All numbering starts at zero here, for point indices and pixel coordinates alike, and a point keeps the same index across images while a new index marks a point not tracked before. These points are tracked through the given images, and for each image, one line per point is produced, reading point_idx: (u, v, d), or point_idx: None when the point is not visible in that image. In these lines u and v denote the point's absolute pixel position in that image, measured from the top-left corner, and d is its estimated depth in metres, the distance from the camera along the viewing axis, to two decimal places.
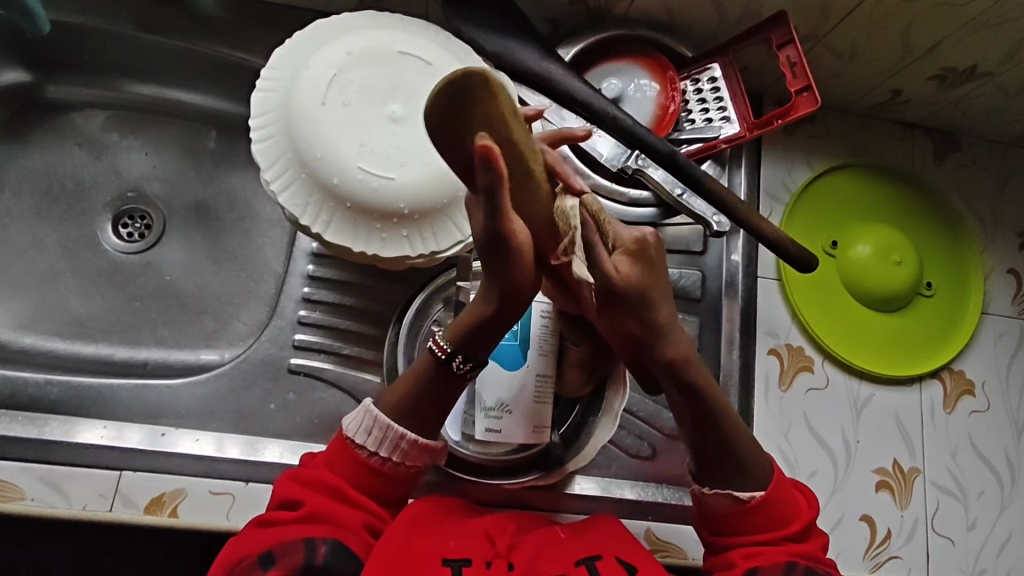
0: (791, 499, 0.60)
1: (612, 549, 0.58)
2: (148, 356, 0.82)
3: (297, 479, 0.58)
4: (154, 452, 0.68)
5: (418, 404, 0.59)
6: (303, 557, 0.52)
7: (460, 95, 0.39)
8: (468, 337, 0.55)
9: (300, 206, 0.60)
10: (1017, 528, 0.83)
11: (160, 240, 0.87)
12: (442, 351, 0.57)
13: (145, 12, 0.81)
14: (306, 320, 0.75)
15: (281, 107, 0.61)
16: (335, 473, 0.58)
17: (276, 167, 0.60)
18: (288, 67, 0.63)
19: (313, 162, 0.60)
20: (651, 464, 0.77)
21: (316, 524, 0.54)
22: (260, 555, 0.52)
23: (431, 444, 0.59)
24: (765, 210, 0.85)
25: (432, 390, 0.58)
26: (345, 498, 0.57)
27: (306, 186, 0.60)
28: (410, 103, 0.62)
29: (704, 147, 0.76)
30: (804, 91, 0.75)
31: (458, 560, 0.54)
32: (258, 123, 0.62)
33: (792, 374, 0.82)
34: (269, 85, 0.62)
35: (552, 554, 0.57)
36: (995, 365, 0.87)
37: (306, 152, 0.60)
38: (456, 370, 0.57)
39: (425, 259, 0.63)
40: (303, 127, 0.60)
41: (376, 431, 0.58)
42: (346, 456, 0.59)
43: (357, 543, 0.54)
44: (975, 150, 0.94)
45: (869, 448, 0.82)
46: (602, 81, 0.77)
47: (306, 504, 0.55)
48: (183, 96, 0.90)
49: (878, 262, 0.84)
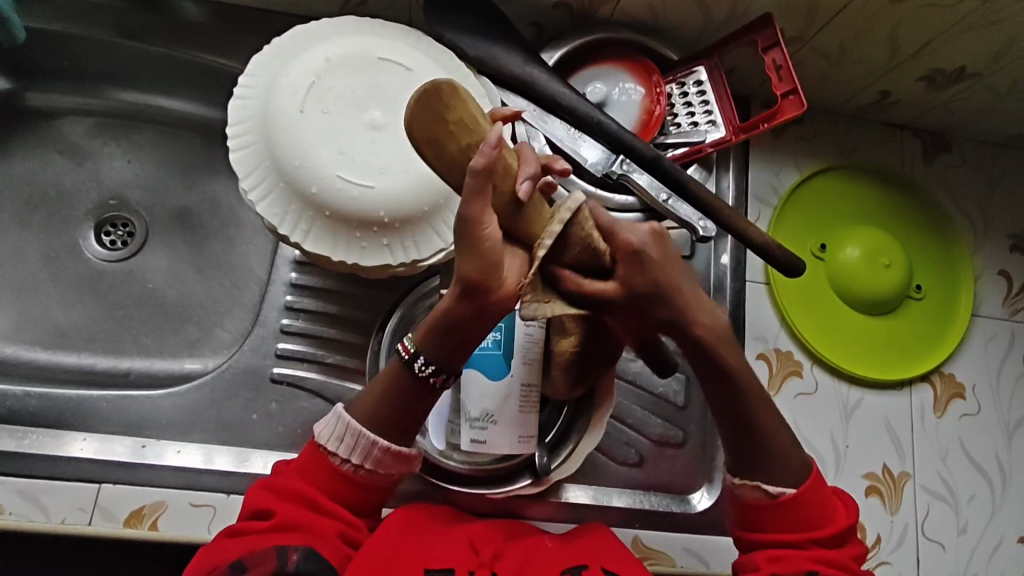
0: (827, 505, 0.59)
1: (598, 560, 0.58)
2: (131, 365, 0.81)
3: (270, 487, 0.57)
4: (135, 465, 0.67)
5: (388, 413, 0.57)
6: (276, 566, 0.51)
7: (435, 103, 0.39)
8: (435, 341, 0.54)
9: (278, 215, 0.59)
10: (1008, 532, 0.82)
11: (143, 247, 0.87)
12: (407, 352, 0.56)
13: (124, 17, 0.80)
14: (289, 329, 0.74)
15: (258, 114, 0.61)
16: (307, 480, 0.57)
17: (253, 176, 0.60)
18: (266, 74, 0.62)
19: (291, 170, 0.59)
20: (639, 471, 0.76)
21: (286, 532, 0.54)
22: (234, 561, 0.52)
23: (406, 452, 0.58)
24: (752, 214, 0.84)
25: (403, 398, 0.57)
26: (317, 506, 0.56)
27: (285, 195, 0.59)
28: (390, 109, 0.61)
29: (690, 151, 0.75)
30: (789, 94, 0.75)
31: (441, 571, 0.53)
32: (235, 131, 0.61)
33: (781, 380, 0.81)
34: (247, 93, 0.62)
35: (534, 562, 0.56)
36: (986, 368, 0.87)
37: (284, 160, 0.59)
38: (419, 374, 0.56)
39: (407, 267, 0.62)
40: (281, 134, 0.59)
41: (348, 439, 0.57)
42: (320, 463, 0.57)
43: (332, 549, 0.54)
44: (964, 151, 0.93)
45: (859, 453, 0.81)
46: (587, 86, 0.77)
47: (278, 513, 0.55)
48: (165, 102, 0.89)
49: (867, 265, 0.84)
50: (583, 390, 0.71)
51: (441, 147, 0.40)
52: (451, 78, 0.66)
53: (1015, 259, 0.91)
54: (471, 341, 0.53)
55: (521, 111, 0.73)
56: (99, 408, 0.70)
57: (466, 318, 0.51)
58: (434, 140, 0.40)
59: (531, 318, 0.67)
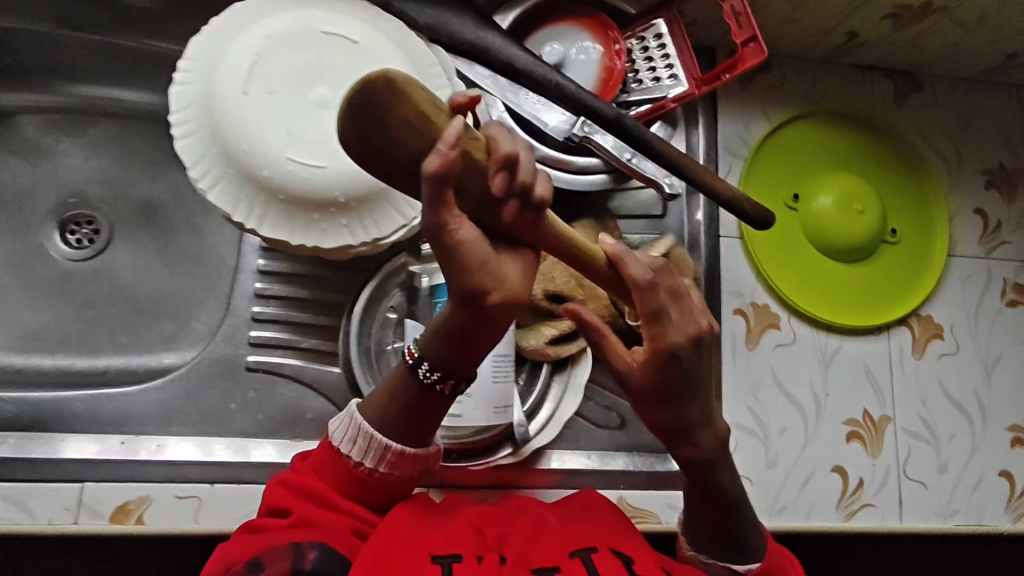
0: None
1: (609, 541, 0.59)
2: (109, 364, 0.81)
3: (288, 487, 0.56)
4: (116, 462, 0.67)
5: (402, 416, 0.55)
6: (292, 562, 0.50)
7: (369, 109, 0.35)
8: (435, 345, 0.51)
9: (231, 202, 0.57)
10: (989, 467, 0.83)
11: (110, 244, 0.85)
12: (410, 355, 0.53)
13: (65, 8, 0.77)
14: (261, 316, 0.74)
15: (201, 99, 0.58)
16: (323, 479, 0.56)
17: (201, 164, 0.58)
18: (206, 55, 0.59)
19: (240, 155, 0.57)
20: (621, 433, 0.77)
21: (306, 528, 0.53)
22: (249, 563, 0.51)
23: (418, 454, 0.56)
24: (723, 168, 0.83)
25: (413, 407, 0.54)
26: (333, 504, 0.56)
27: (235, 181, 0.58)
28: (340, 86, 0.60)
29: (653, 107, 0.73)
30: (750, 41, 0.73)
31: (448, 557, 0.54)
32: (179, 118, 0.59)
33: (759, 333, 0.81)
34: (189, 80, 0.59)
35: (544, 541, 0.58)
36: (963, 307, 0.87)
37: (232, 145, 0.57)
38: (424, 381, 0.53)
39: (368, 247, 0.61)
40: (227, 122, 0.57)
41: (360, 440, 0.56)
42: (335, 465, 0.57)
43: (347, 545, 0.54)
44: (936, 89, 0.92)
45: (838, 399, 0.81)
46: (543, 47, 0.75)
47: (296, 512, 0.54)
48: (119, 93, 0.86)
49: (842, 213, 0.83)
50: (559, 351, 0.72)
51: (381, 158, 0.37)
52: (401, 49, 0.64)
53: (989, 196, 0.91)
54: (466, 355, 0.50)
55: (478, 77, 0.71)
56: (75, 408, 0.70)
57: (466, 322, 0.47)
58: (375, 150, 0.36)
59: None
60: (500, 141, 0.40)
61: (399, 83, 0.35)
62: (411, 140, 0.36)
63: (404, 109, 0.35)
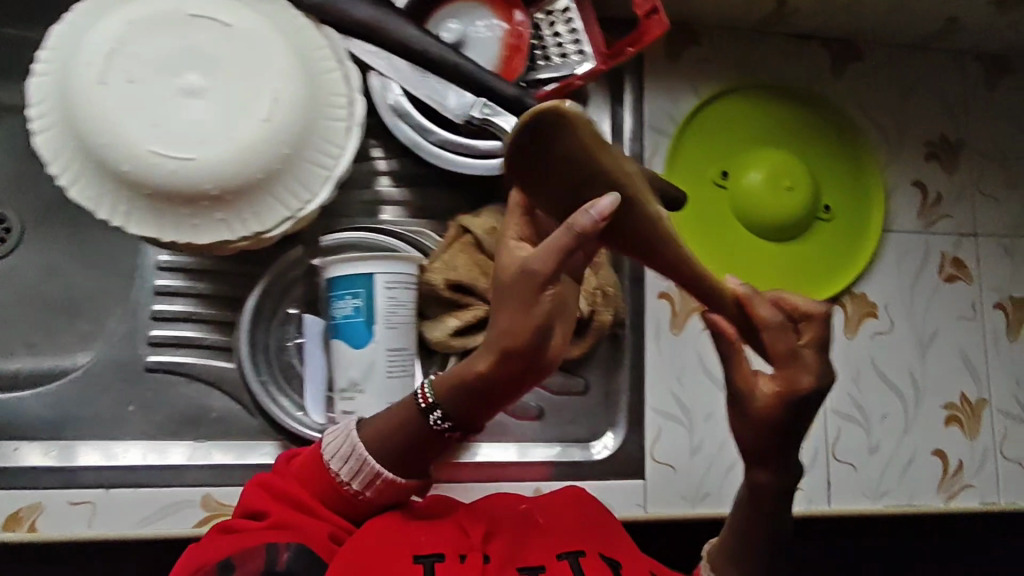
0: None
1: (596, 543, 0.60)
2: (16, 365, 0.78)
3: (267, 485, 0.55)
4: (6, 469, 0.65)
5: (398, 448, 0.54)
6: (265, 563, 0.49)
7: (553, 137, 0.40)
8: (459, 392, 0.53)
9: (94, 199, 0.55)
10: (921, 447, 0.82)
11: (21, 242, 0.82)
12: (422, 400, 0.54)
13: None
14: (162, 315, 0.71)
15: (59, 92, 0.55)
16: (304, 480, 0.55)
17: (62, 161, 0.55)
18: (65, 45, 0.56)
19: (99, 150, 0.55)
20: (540, 424, 0.75)
21: (281, 530, 0.51)
22: (221, 564, 0.49)
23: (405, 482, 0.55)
24: (648, 146, 0.80)
25: (421, 443, 0.55)
26: (315, 510, 0.53)
27: (98, 177, 0.55)
28: (209, 72, 0.56)
29: (560, 86, 0.70)
30: (652, 14, 0.69)
31: (431, 556, 0.53)
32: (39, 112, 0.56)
33: (684, 318, 0.79)
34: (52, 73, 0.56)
35: (535, 540, 0.58)
36: (899, 284, 0.84)
37: (91, 140, 0.55)
38: (434, 426, 0.54)
39: (250, 241, 0.59)
40: (89, 115, 0.54)
41: (352, 462, 0.54)
42: (319, 473, 0.55)
43: (324, 549, 0.52)
44: (877, 58, 0.88)
45: (766, 382, 0.80)
46: (442, 27, 0.70)
47: (272, 515, 0.52)
48: (16, 82, 0.82)
49: (771, 190, 0.80)
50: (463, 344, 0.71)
51: (563, 181, 0.43)
52: (279, 30, 0.60)
53: (930, 168, 0.88)
54: (482, 405, 0.52)
55: (371, 60, 0.68)
56: None
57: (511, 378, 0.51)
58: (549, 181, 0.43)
59: (392, 283, 0.65)
60: (602, 206, 0.42)
61: (573, 118, 0.39)
62: (587, 183, 0.43)
63: (571, 138, 0.40)
